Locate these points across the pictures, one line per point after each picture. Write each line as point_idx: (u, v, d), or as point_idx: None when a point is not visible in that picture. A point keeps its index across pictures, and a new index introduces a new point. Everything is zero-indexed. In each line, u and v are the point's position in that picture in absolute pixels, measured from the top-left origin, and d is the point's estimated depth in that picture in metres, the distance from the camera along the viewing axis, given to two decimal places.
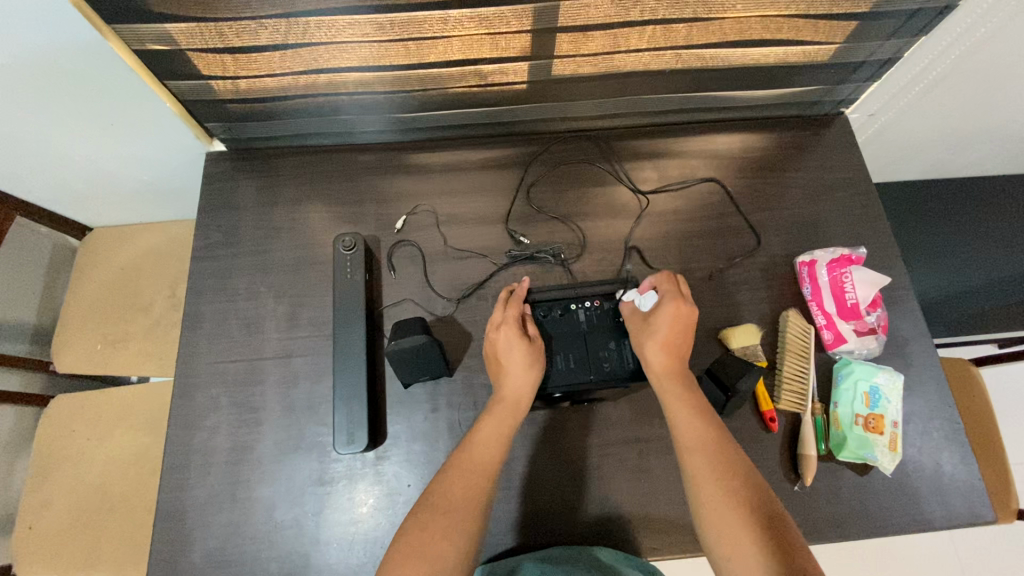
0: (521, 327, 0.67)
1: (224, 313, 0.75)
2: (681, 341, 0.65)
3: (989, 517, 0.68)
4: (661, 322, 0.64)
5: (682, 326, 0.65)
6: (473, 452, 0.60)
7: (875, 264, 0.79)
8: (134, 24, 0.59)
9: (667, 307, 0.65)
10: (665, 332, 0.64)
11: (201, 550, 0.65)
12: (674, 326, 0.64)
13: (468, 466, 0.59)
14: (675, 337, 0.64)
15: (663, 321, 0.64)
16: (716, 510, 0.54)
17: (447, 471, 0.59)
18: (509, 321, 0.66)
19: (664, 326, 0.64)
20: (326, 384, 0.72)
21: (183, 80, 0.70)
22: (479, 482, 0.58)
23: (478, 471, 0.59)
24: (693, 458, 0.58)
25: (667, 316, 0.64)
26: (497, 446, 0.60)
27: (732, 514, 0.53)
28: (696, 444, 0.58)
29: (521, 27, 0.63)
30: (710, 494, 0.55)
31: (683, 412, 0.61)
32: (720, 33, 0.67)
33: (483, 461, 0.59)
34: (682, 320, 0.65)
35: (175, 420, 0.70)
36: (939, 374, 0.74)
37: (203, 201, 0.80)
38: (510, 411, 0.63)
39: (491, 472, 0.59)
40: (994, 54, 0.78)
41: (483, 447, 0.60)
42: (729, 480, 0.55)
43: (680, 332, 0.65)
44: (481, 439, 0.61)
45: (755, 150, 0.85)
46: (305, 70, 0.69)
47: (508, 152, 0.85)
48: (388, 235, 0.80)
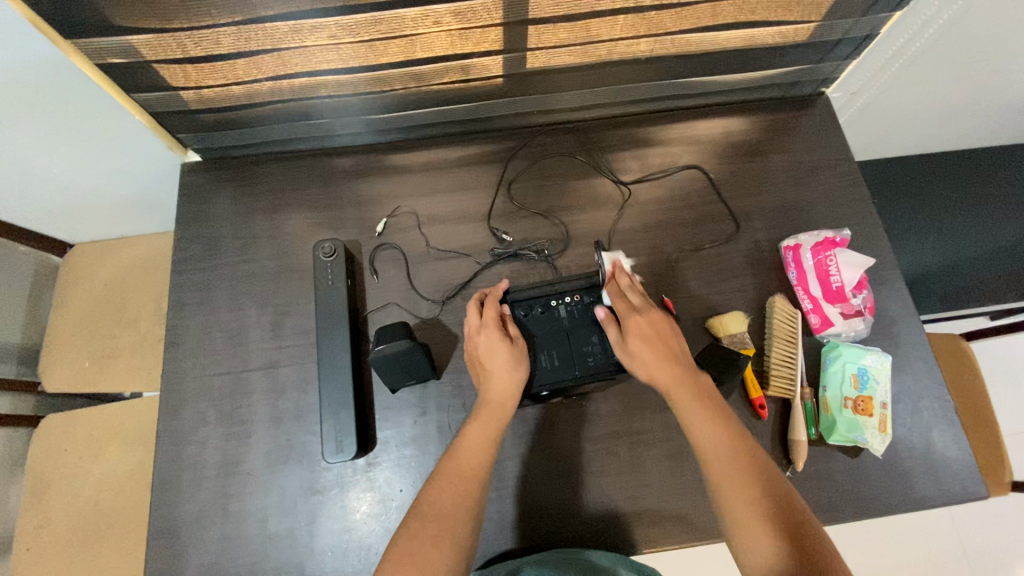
0: (501, 330, 0.66)
1: (207, 327, 0.74)
2: (668, 346, 0.62)
3: (982, 493, 0.68)
4: (638, 335, 0.62)
5: (659, 333, 0.63)
6: (461, 460, 0.59)
7: (861, 245, 0.79)
8: (93, 37, 0.58)
9: (636, 322, 0.63)
10: (642, 348, 0.62)
11: (196, 566, 0.65)
12: (647, 337, 0.62)
13: (455, 471, 0.59)
14: (658, 352, 0.62)
15: (637, 333, 0.62)
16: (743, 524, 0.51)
17: (434, 478, 0.59)
18: (489, 326, 0.66)
19: (639, 339, 0.62)
20: (313, 392, 0.71)
21: (149, 91, 0.68)
22: (469, 486, 0.58)
23: (467, 475, 0.58)
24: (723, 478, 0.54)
25: (641, 331, 0.62)
26: (483, 450, 0.60)
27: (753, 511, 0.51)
28: (727, 464, 0.55)
29: (491, 22, 0.62)
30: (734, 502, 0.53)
31: (698, 411, 0.58)
32: (693, 18, 0.66)
33: (472, 466, 0.59)
34: (658, 326, 0.63)
35: (163, 436, 0.69)
36: (927, 352, 0.73)
37: (180, 214, 0.79)
38: (495, 414, 0.62)
39: (480, 476, 0.59)
40: (972, 26, 0.78)
41: (472, 451, 0.60)
42: (752, 485, 0.53)
43: (660, 339, 0.62)
44: (469, 443, 0.61)
45: (737, 134, 0.84)
46: (274, 75, 0.67)
47: (487, 149, 0.84)
48: (369, 238, 0.79)
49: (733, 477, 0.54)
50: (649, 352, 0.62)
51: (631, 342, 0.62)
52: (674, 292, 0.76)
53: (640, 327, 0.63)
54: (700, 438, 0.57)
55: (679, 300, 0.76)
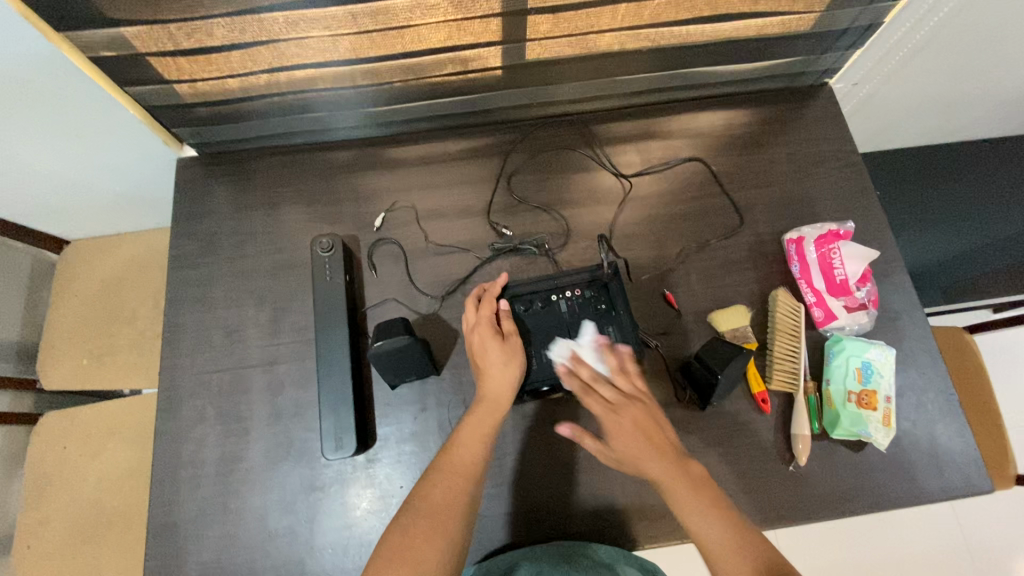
0: (495, 327, 0.65)
1: (205, 323, 0.74)
2: (656, 442, 0.60)
3: (985, 487, 0.67)
4: (620, 439, 0.60)
5: (644, 427, 0.61)
6: (455, 456, 0.59)
7: (865, 237, 0.78)
8: (84, 30, 0.57)
9: (614, 426, 0.61)
10: (627, 448, 0.60)
11: (195, 563, 0.64)
12: (632, 436, 0.60)
13: (449, 466, 0.59)
14: (642, 446, 0.60)
15: (620, 435, 0.61)
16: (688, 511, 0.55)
17: (431, 474, 0.58)
18: (482, 323, 0.65)
19: (622, 439, 0.60)
20: (312, 389, 0.71)
21: (142, 85, 0.67)
22: (462, 483, 0.58)
23: (461, 471, 0.58)
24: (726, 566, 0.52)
25: (623, 433, 0.61)
26: (478, 446, 0.60)
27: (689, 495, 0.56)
28: (725, 551, 0.52)
29: (489, 12, 0.61)
30: (676, 490, 0.57)
31: (690, 503, 0.56)
32: (695, 7, 0.65)
33: (464, 461, 0.59)
34: (640, 422, 0.61)
35: (160, 434, 0.69)
36: (931, 345, 0.73)
37: (176, 209, 0.78)
38: (490, 409, 0.62)
39: (474, 471, 0.59)
40: (977, 14, 0.76)
41: (466, 447, 0.60)
42: (674, 471, 0.58)
43: (645, 437, 0.60)
44: (464, 439, 0.60)
45: (739, 126, 0.83)
46: (270, 68, 0.66)
47: (486, 142, 0.83)
48: (367, 233, 0.78)
49: (660, 468, 0.58)
50: (636, 453, 0.60)
51: (615, 447, 0.61)
52: (676, 286, 0.76)
53: (623, 427, 0.61)
54: (698, 532, 0.54)
55: (681, 294, 0.75)
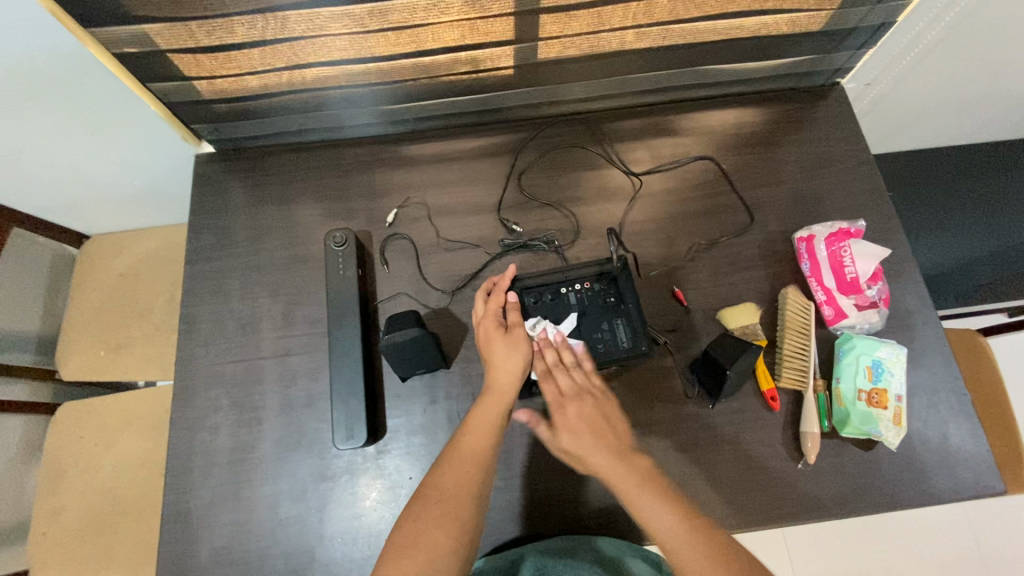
0: (500, 319, 0.67)
1: (219, 315, 0.75)
2: (604, 433, 0.62)
3: (998, 488, 0.67)
4: (569, 432, 0.62)
5: (596, 423, 0.63)
6: (463, 444, 0.60)
7: (877, 236, 0.78)
8: (109, 28, 0.59)
9: (563, 415, 0.63)
10: (579, 440, 0.62)
11: (208, 549, 0.65)
12: (585, 429, 0.62)
13: (458, 454, 0.59)
14: (591, 440, 0.61)
15: (568, 426, 0.62)
16: (638, 504, 0.55)
17: (440, 463, 0.59)
18: (489, 315, 0.67)
19: (571, 430, 0.62)
20: (324, 380, 0.72)
21: (164, 82, 0.69)
22: (471, 470, 0.58)
23: (473, 460, 0.59)
24: (674, 554, 0.51)
25: (573, 424, 0.62)
26: (486, 435, 0.61)
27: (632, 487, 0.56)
28: (673, 537, 0.52)
29: (503, 11, 0.62)
30: (623, 484, 0.57)
31: (636, 489, 0.56)
32: (706, 6, 0.66)
33: (474, 449, 0.59)
34: (587, 413, 0.63)
35: (176, 422, 0.70)
36: (944, 345, 0.72)
37: (193, 204, 0.80)
38: (496, 398, 0.63)
39: (483, 459, 0.59)
40: (991, 13, 0.76)
41: (475, 434, 0.61)
42: (618, 467, 0.58)
43: (592, 427, 0.62)
44: (473, 427, 0.61)
45: (749, 125, 0.83)
46: (286, 66, 0.68)
47: (497, 140, 0.84)
48: (380, 229, 0.79)
49: (609, 465, 0.59)
50: (581, 441, 0.61)
51: (563, 440, 0.63)
52: (685, 283, 0.76)
53: (573, 420, 0.63)
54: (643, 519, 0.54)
55: (690, 291, 0.75)
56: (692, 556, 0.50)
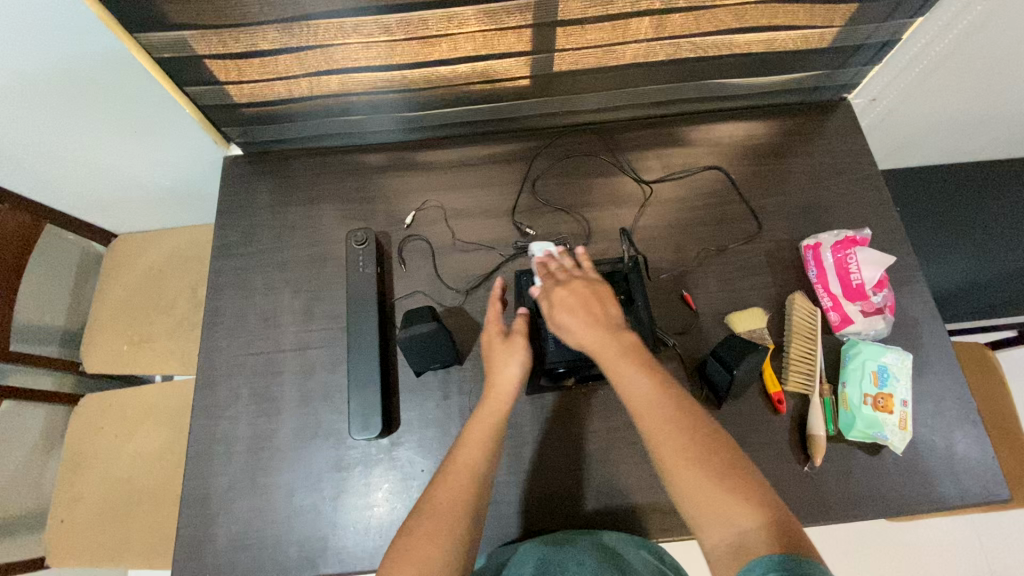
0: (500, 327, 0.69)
1: (242, 308, 0.78)
2: (594, 309, 0.64)
3: (1004, 495, 0.67)
4: (565, 312, 0.64)
5: (590, 303, 0.65)
6: (458, 455, 0.61)
7: (883, 246, 0.79)
8: (154, 33, 0.63)
9: (559, 294, 0.66)
10: (571, 320, 0.63)
11: (224, 534, 0.67)
12: (578, 309, 0.64)
13: (455, 467, 0.60)
14: (586, 320, 0.63)
15: (564, 308, 0.64)
16: (664, 441, 0.53)
17: (441, 477, 0.60)
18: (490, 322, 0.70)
19: (569, 310, 0.64)
20: (341, 373, 0.74)
21: (200, 86, 0.73)
22: (466, 485, 0.58)
23: (466, 465, 0.60)
24: (656, 437, 0.54)
25: (566, 305, 0.65)
26: (481, 448, 0.61)
27: (671, 428, 0.54)
28: (656, 421, 0.55)
29: (522, 22, 0.66)
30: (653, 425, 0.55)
31: (616, 361, 0.59)
32: (716, 21, 0.69)
33: (467, 462, 0.60)
34: (582, 293, 0.65)
35: (198, 410, 0.72)
36: (950, 353, 0.73)
37: (221, 203, 0.84)
38: (489, 412, 0.64)
39: (479, 471, 0.60)
40: (993, 32, 0.79)
41: (469, 446, 0.61)
42: (661, 408, 0.55)
43: (586, 305, 0.64)
44: (467, 439, 0.62)
45: (758, 136, 0.85)
46: (316, 72, 0.72)
47: (513, 147, 0.87)
48: (398, 229, 0.82)
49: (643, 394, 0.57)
50: (576, 319, 0.63)
51: (558, 320, 0.64)
52: (693, 288, 0.78)
53: (570, 301, 0.65)
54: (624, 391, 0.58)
55: (698, 296, 0.77)
56: (672, 439, 0.53)
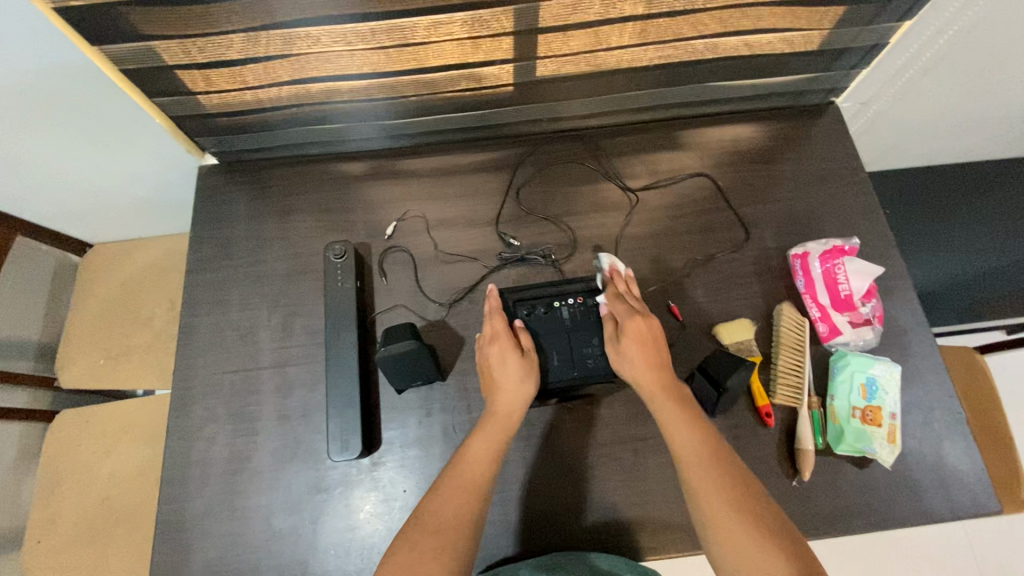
0: (514, 340, 0.68)
1: (219, 324, 0.76)
2: (656, 352, 0.66)
3: (993, 507, 0.66)
4: (633, 344, 0.65)
5: (652, 340, 0.66)
6: (464, 469, 0.60)
7: (872, 254, 0.78)
8: (118, 44, 0.60)
9: (635, 325, 0.66)
10: (638, 353, 0.65)
11: (201, 560, 0.65)
12: (643, 342, 0.66)
13: (459, 482, 0.59)
14: (649, 359, 0.65)
15: (632, 336, 0.66)
16: (722, 513, 0.55)
17: (440, 489, 0.59)
18: (501, 336, 0.68)
19: (636, 346, 0.65)
20: (320, 391, 0.72)
21: (169, 96, 0.71)
22: (469, 500, 0.58)
23: (468, 484, 0.59)
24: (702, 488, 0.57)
25: (635, 334, 0.66)
26: (488, 464, 0.61)
27: (733, 501, 0.55)
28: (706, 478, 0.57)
29: (502, 30, 0.64)
30: (713, 496, 0.56)
31: (681, 424, 0.61)
32: (701, 26, 0.67)
33: (475, 478, 0.59)
34: (655, 330, 0.67)
35: (173, 431, 0.70)
36: (939, 363, 0.72)
37: (195, 215, 0.81)
38: (501, 425, 0.63)
39: (483, 490, 0.59)
40: (983, 35, 0.77)
41: (476, 462, 0.61)
42: (724, 477, 0.57)
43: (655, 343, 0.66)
44: (474, 454, 0.61)
45: (745, 142, 0.84)
46: (290, 81, 0.69)
47: (496, 154, 0.85)
48: (379, 241, 0.80)
49: (710, 465, 0.58)
50: (641, 355, 0.65)
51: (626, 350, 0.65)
52: (681, 298, 0.76)
53: (637, 331, 0.66)
54: (673, 435, 0.61)
55: (685, 307, 0.76)
56: (719, 496, 0.56)
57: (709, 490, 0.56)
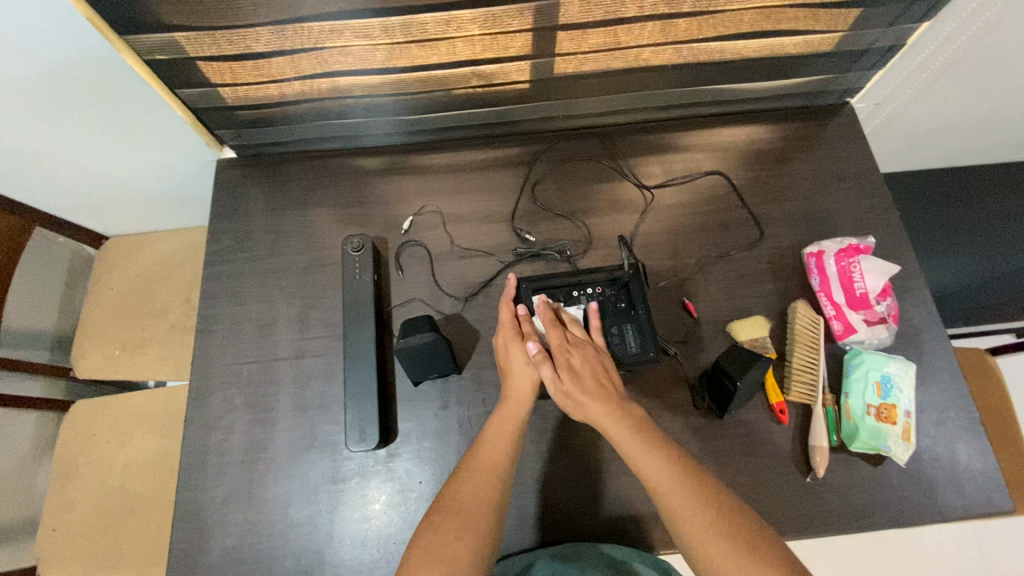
0: (519, 328, 0.68)
1: (236, 316, 0.76)
2: (601, 378, 0.64)
3: (1007, 506, 0.67)
4: (571, 375, 0.64)
5: (592, 367, 0.64)
6: (481, 453, 0.61)
7: (885, 254, 0.78)
8: (145, 36, 0.61)
9: (566, 359, 0.65)
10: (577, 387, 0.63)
11: (219, 548, 0.66)
12: (581, 375, 0.64)
13: (476, 466, 0.60)
14: (591, 388, 0.63)
15: (569, 370, 0.64)
16: (683, 513, 0.54)
17: (458, 474, 0.60)
18: (505, 325, 0.69)
19: (575, 381, 0.63)
20: (337, 383, 0.73)
21: (192, 88, 0.71)
22: (487, 482, 0.58)
23: (485, 469, 0.59)
24: (663, 493, 0.55)
25: (573, 369, 0.64)
26: (504, 447, 0.61)
27: (686, 496, 0.54)
28: (672, 489, 0.55)
29: (523, 26, 0.64)
30: (668, 494, 0.55)
31: (628, 435, 0.59)
32: (721, 26, 0.68)
33: (490, 459, 0.60)
34: (590, 359, 0.65)
35: (191, 420, 0.71)
36: (953, 362, 0.73)
37: (214, 207, 0.82)
38: (510, 410, 0.63)
39: (500, 471, 0.59)
40: (999, 37, 0.78)
41: (490, 446, 0.61)
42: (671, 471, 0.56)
43: (593, 372, 0.64)
44: (487, 439, 0.62)
45: (761, 142, 0.84)
46: (313, 75, 0.70)
47: (512, 151, 0.85)
48: (395, 235, 0.81)
49: (657, 464, 0.57)
50: (583, 385, 0.63)
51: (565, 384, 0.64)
52: (695, 296, 0.77)
53: (574, 366, 0.64)
54: (634, 455, 0.58)
55: (700, 304, 0.76)
56: (674, 491, 0.55)
57: (661, 488, 0.56)
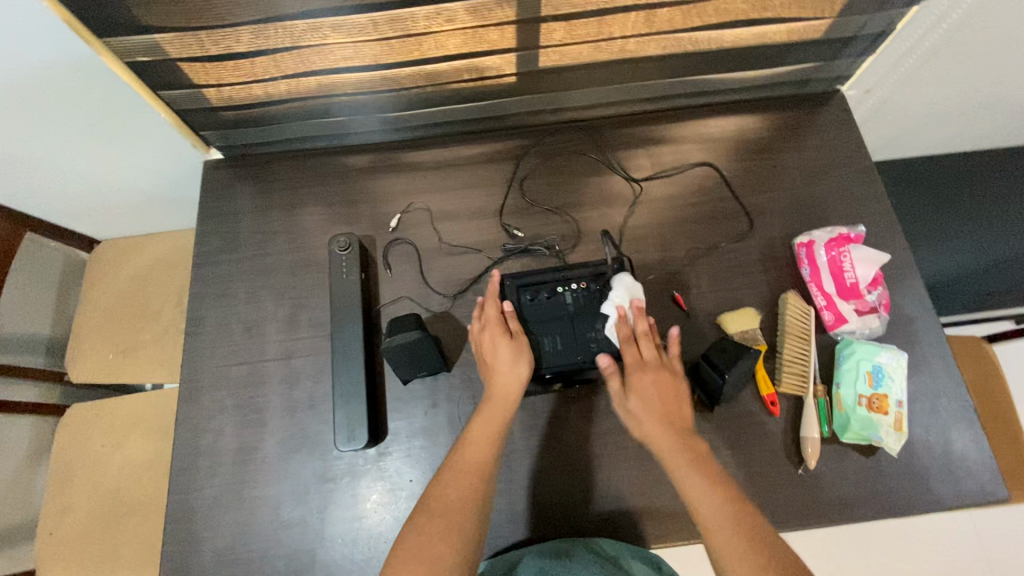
0: (504, 325, 0.68)
1: (225, 317, 0.76)
2: (668, 405, 0.63)
3: (1001, 495, 0.66)
4: (640, 395, 0.64)
5: (664, 392, 0.64)
6: (463, 453, 0.61)
7: (877, 242, 0.78)
8: (123, 37, 0.61)
9: (637, 379, 0.65)
10: (641, 409, 0.63)
11: (211, 549, 0.66)
12: (650, 398, 0.64)
13: (459, 465, 0.60)
14: (658, 413, 0.63)
15: (638, 392, 0.64)
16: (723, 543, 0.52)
17: (441, 473, 0.60)
18: (489, 322, 0.68)
19: (641, 404, 0.63)
20: (326, 383, 0.73)
21: (174, 89, 0.71)
22: (469, 481, 0.59)
23: (468, 468, 0.59)
24: (708, 524, 0.54)
25: (644, 390, 0.64)
26: (488, 446, 0.61)
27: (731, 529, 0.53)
28: (717, 521, 0.54)
29: (505, 19, 0.64)
30: (712, 524, 0.54)
31: (682, 465, 0.58)
32: (705, 15, 0.67)
33: (474, 460, 0.60)
34: (661, 383, 0.65)
35: (182, 422, 0.71)
36: (946, 351, 0.72)
37: (202, 209, 0.82)
38: (494, 408, 0.63)
39: (482, 471, 0.59)
40: (990, 19, 0.77)
41: (473, 446, 0.61)
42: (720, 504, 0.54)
43: (661, 398, 0.64)
44: (472, 437, 0.62)
45: (751, 131, 0.83)
46: (294, 74, 0.70)
47: (500, 146, 0.85)
48: (383, 233, 0.80)
49: (707, 496, 0.55)
50: (648, 408, 0.63)
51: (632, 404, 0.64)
52: (686, 289, 0.76)
53: (645, 387, 0.64)
54: (685, 486, 0.57)
55: (690, 297, 0.76)
56: (717, 522, 0.54)
57: (708, 519, 0.54)
